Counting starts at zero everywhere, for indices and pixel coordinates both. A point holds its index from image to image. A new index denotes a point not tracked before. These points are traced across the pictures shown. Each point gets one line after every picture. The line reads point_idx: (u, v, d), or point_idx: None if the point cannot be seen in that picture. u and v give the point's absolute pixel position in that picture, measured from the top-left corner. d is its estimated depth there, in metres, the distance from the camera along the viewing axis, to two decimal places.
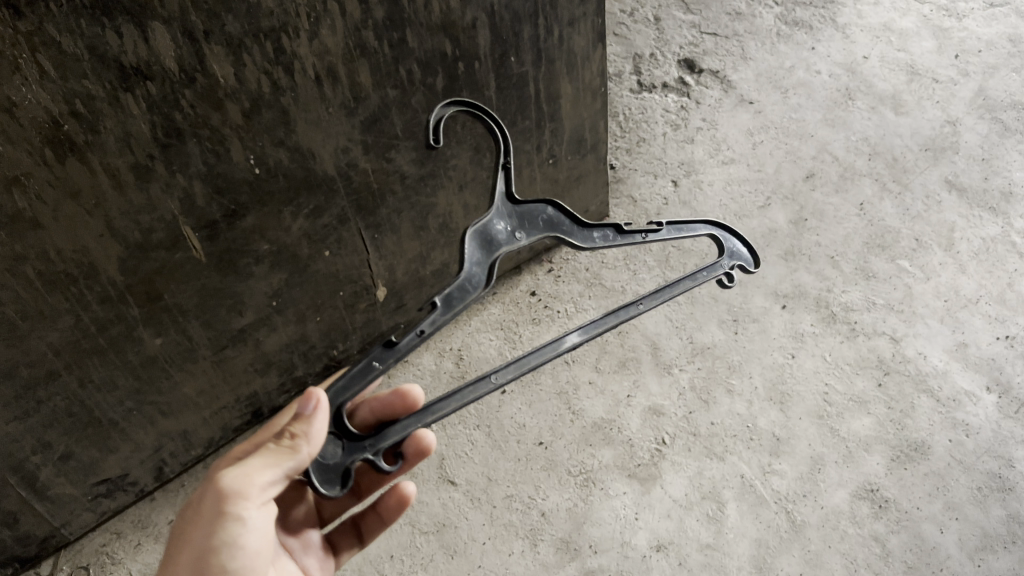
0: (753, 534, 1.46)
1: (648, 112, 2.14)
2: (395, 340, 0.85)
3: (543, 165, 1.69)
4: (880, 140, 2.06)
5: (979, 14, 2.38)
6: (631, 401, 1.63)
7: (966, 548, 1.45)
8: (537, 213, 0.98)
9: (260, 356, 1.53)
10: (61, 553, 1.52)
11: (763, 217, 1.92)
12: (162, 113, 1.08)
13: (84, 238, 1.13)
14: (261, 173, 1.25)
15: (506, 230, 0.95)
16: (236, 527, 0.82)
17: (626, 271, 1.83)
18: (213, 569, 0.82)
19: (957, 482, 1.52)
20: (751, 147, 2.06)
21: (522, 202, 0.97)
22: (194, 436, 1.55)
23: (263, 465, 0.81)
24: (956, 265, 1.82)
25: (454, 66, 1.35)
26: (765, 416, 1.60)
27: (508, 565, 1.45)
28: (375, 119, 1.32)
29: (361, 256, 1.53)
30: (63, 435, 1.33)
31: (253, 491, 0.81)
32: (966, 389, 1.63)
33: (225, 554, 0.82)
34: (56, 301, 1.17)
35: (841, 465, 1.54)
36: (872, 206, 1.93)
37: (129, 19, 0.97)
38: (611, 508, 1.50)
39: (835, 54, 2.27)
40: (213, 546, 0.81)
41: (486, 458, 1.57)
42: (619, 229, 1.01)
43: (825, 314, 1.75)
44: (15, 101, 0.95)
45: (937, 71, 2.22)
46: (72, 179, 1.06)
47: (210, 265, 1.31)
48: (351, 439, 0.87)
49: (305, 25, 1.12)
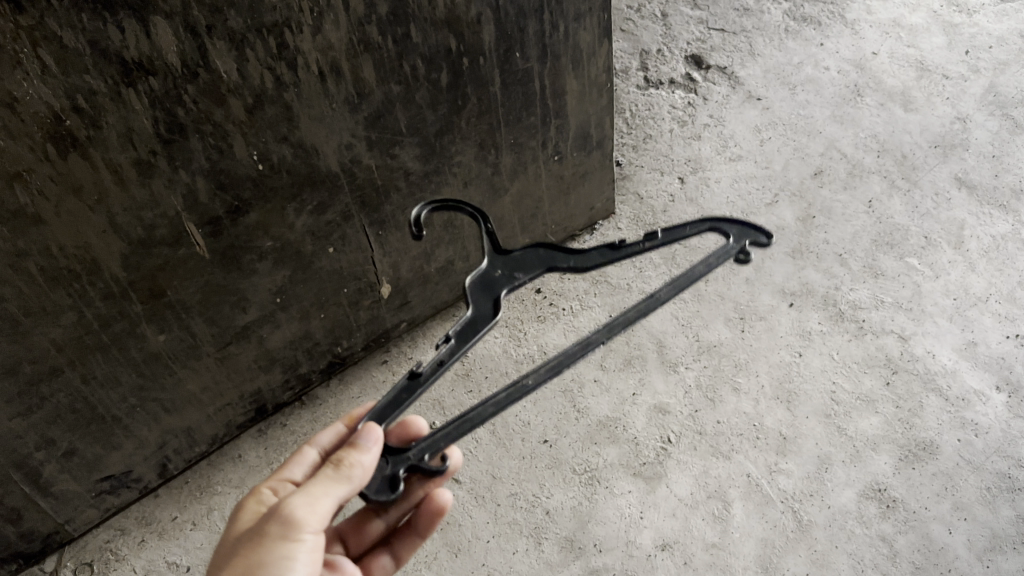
0: (759, 534, 1.45)
1: (655, 108, 2.13)
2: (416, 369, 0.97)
3: (549, 162, 1.68)
4: (888, 137, 2.04)
5: (990, 10, 2.36)
6: (636, 400, 1.62)
7: (974, 549, 1.42)
8: (529, 257, 1.09)
9: (263, 353, 1.52)
10: (65, 549, 1.50)
11: (771, 215, 1.90)
12: (164, 109, 1.07)
13: (86, 233, 1.12)
14: (265, 169, 1.25)
15: (506, 275, 1.07)
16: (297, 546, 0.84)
17: (632, 269, 1.82)
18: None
19: (965, 482, 1.50)
20: (759, 144, 2.04)
21: (510, 253, 1.08)
22: (198, 434, 1.54)
23: (323, 493, 0.86)
24: (966, 264, 1.80)
25: (458, 61, 1.34)
26: (771, 415, 1.59)
27: (512, 563, 1.44)
28: (379, 116, 1.32)
29: (365, 253, 1.52)
30: (66, 431, 1.32)
31: (313, 522, 0.85)
32: (975, 388, 1.61)
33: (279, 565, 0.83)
34: (58, 297, 1.16)
35: (848, 465, 1.52)
36: (880, 203, 1.91)
37: (130, 14, 0.97)
38: (616, 507, 1.49)
39: (844, 50, 2.25)
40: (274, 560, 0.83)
41: (490, 456, 1.57)
42: (615, 246, 1.10)
43: (832, 312, 1.73)
44: (17, 96, 0.95)
45: (947, 67, 2.20)
46: (73, 174, 1.06)
47: (213, 261, 1.30)
48: (395, 451, 0.95)
49: (308, 19, 1.12)
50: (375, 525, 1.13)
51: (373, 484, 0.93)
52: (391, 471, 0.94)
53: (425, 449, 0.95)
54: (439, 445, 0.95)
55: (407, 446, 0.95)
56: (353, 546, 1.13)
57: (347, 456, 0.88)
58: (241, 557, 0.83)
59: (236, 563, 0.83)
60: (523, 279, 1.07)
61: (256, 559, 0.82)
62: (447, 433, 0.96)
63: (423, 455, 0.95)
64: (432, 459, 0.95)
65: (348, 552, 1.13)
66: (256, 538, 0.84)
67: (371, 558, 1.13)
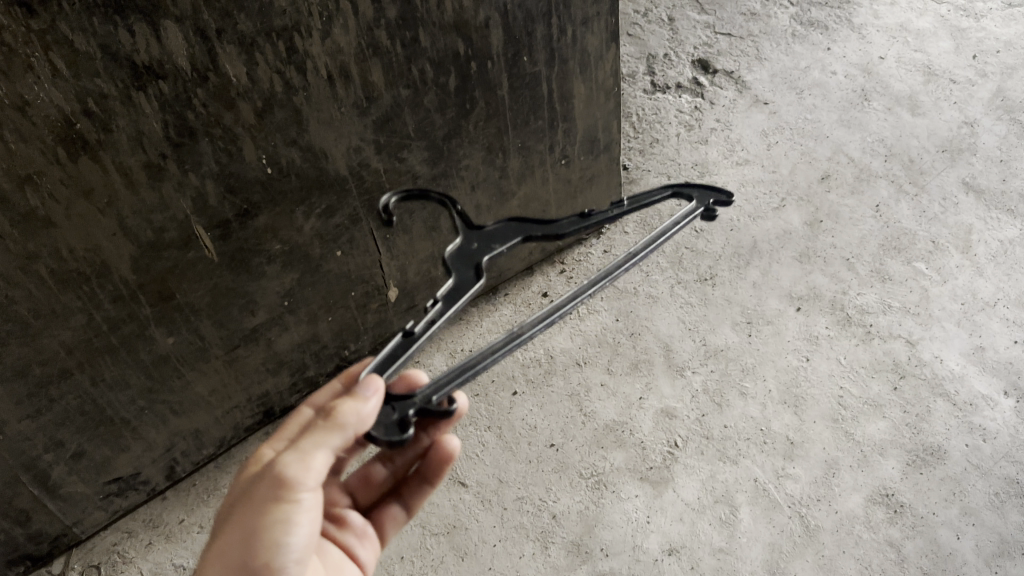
0: (766, 539, 1.44)
1: (662, 113, 2.13)
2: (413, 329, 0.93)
3: (556, 166, 1.69)
4: (896, 141, 2.04)
5: (997, 14, 2.36)
6: (643, 404, 1.62)
7: (982, 555, 1.41)
8: (504, 230, 1.07)
9: (271, 356, 1.53)
10: (72, 552, 1.50)
11: (778, 219, 1.90)
12: (174, 112, 1.08)
13: (96, 236, 1.13)
14: (273, 172, 1.25)
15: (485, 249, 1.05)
16: (292, 508, 0.82)
17: (639, 273, 1.82)
18: (262, 546, 0.81)
19: (973, 487, 1.49)
20: (766, 149, 2.04)
21: (485, 228, 1.07)
22: (206, 436, 1.55)
23: (314, 447, 0.82)
24: (973, 268, 1.80)
25: (466, 65, 1.35)
26: (779, 419, 1.58)
27: (519, 567, 1.43)
28: (388, 119, 1.32)
29: (373, 257, 1.53)
30: (75, 433, 1.33)
31: (309, 478, 0.82)
32: (982, 393, 1.61)
33: (277, 529, 0.81)
34: (68, 299, 1.17)
35: (855, 469, 1.52)
36: (888, 208, 1.91)
37: (141, 18, 0.97)
38: (623, 511, 1.49)
39: (851, 55, 2.25)
40: (269, 523, 0.81)
41: (497, 460, 1.57)
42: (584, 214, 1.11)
43: (839, 317, 1.73)
44: (28, 99, 0.96)
45: (954, 71, 2.20)
46: (83, 177, 1.06)
47: (222, 264, 1.31)
48: (400, 398, 0.90)
49: (317, 24, 1.13)
50: (381, 473, 1.11)
51: (382, 428, 0.87)
52: (400, 416, 0.88)
53: (432, 392, 0.90)
54: (448, 389, 0.90)
55: (412, 392, 0.90)
56: (362, 498, 1.10)
57: (340, 404, 0.83)
58: (240, 519, 0.83)
59: (236, 526, 0.83)
60: (499, 248, 1.06)
61: (253, 525, 0.81)
62: (453, 379, 0.91)
63: (432, 397, 0.89)
64: (441, 401, 0.90)
65: (358, 505, 1.10)
66: (253, 500, 0.83)
67: (382, 511, 1.09)
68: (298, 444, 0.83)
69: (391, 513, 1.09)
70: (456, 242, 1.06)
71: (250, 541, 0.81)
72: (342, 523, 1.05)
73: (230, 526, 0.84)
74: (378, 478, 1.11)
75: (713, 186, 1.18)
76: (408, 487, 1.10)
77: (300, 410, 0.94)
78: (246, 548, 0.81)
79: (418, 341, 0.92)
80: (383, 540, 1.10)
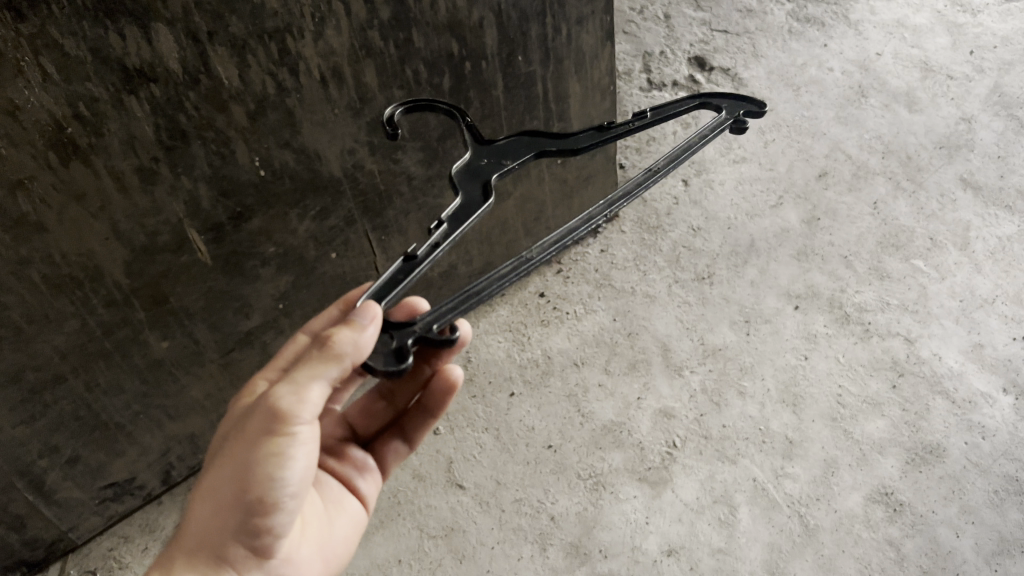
0: (765, 539, 1.44)
1: (658, 110, 2.09)
2: (414, 253, 0.90)
3: (552, 166, 1.68)
4: (893, 138, 2.03)
5: (994, 10, 2.35)
6: (641, 404, 1.61)
7: (982, 552, 1.41)
8: (515, 144, 1.08)
9: (267, 359, 1.52)
10: (67, 557, 1.48)
11: (776, 217, 1.89)
12: (166, 115, 1.07)
13: (89, 240, 1.12)
14: (267, 174, 1.24)
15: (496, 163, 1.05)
16: (288, 443, 0.79)
17: (635, 272, 1.82)
18: (256, 482, 0.79)
19: (973, 485, 1.49)
20: (762, 146, 2.03)
21: (496, 141, 1.07)
22: (202, 440, 1.54)
23: (311, 379, 0.79)
24: (972, 265, 1.79)
25: (460, 65, 1.34)
26: (777, 419, 1.58)
27: (517, 570, 1.43)
28: (382, 120, 1.31)
29: (368, 258, 1.52)
30: (70, 439, 1.32)
31: (305, 411, 0.79)
32: (981, 390, 1.60)
33: (271, 465, 0.79)
34: (61, 304, 1.16)
35: (854, 468, 1.51)
36: (885, 204, 1.90)
37: (132, 21, 0.97)
38: (621, 512, 1.48)
39: (848, 51, 2.24)
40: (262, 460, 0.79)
41: (494, 461, 1.56)
42: (599, 128, 1.11)
43: (838, 315, 1.72)
44: (19, 104, 0.95)
45: (951, 68, 2.19)
46: (75, 181, 1.05)
47: (217, 268, 1.30)
48: (399, 326, 0.88)
49: (310, 25, 1.12)
50: (382, 406, 1.14)
51: (379, 358, 0.85)
52: (398, 344, 0.86)
53: (433, 320, 0.89)
54: (449, 317, 0.89)
55: (412, 320, 0.88)
56: (364, 430, 1.13)
57: (336, 332, 0.79)
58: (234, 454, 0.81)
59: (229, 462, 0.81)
60: (511, 163, 1.05)
61: (245, 460, 0.79)
62: (455, 306, 0.90)
63: (432, 325, 0.88)
64: (442, 330, 0.88)
65: (360, 437, 1.14)
66: (247, 436, 0.80)
67: (383, 443, 1.12)
68: (294, 373, 0.80)
69: (392, 445, 1.12)
70: (465, 155, 1.05)
71: (246, 473, 0.79)
72: (343, 456, 1.08)
73: (225, 460, 0.82)
74: (378, 410, 1.14)
75: (742, 97, 1.17)
76: (409, 421, 1.12)
77: (297, 337, 0.99)
78: (240, 484, 0.79)
79: (419, 265, 0.89)
80: (384, 471, 1.13)
